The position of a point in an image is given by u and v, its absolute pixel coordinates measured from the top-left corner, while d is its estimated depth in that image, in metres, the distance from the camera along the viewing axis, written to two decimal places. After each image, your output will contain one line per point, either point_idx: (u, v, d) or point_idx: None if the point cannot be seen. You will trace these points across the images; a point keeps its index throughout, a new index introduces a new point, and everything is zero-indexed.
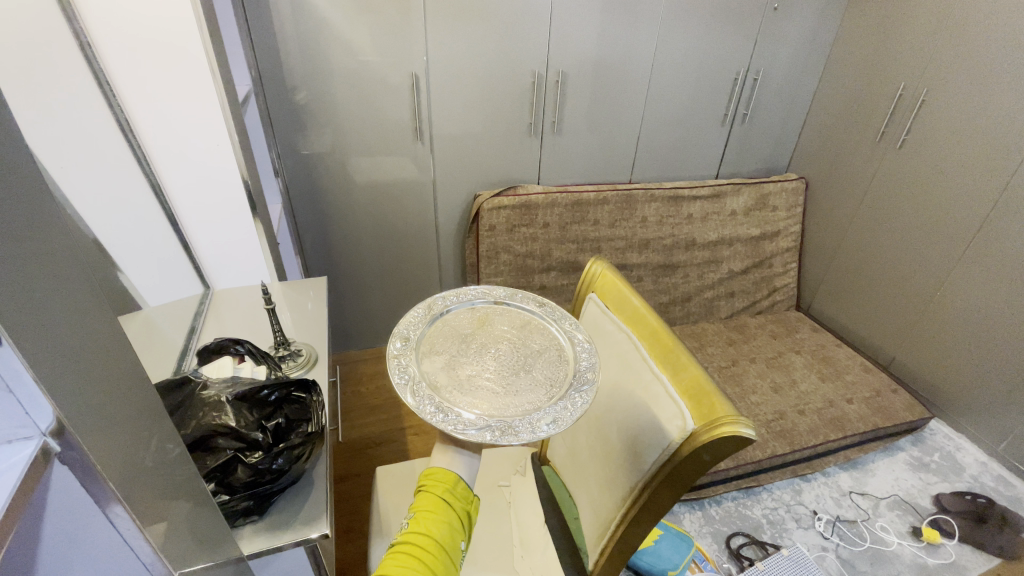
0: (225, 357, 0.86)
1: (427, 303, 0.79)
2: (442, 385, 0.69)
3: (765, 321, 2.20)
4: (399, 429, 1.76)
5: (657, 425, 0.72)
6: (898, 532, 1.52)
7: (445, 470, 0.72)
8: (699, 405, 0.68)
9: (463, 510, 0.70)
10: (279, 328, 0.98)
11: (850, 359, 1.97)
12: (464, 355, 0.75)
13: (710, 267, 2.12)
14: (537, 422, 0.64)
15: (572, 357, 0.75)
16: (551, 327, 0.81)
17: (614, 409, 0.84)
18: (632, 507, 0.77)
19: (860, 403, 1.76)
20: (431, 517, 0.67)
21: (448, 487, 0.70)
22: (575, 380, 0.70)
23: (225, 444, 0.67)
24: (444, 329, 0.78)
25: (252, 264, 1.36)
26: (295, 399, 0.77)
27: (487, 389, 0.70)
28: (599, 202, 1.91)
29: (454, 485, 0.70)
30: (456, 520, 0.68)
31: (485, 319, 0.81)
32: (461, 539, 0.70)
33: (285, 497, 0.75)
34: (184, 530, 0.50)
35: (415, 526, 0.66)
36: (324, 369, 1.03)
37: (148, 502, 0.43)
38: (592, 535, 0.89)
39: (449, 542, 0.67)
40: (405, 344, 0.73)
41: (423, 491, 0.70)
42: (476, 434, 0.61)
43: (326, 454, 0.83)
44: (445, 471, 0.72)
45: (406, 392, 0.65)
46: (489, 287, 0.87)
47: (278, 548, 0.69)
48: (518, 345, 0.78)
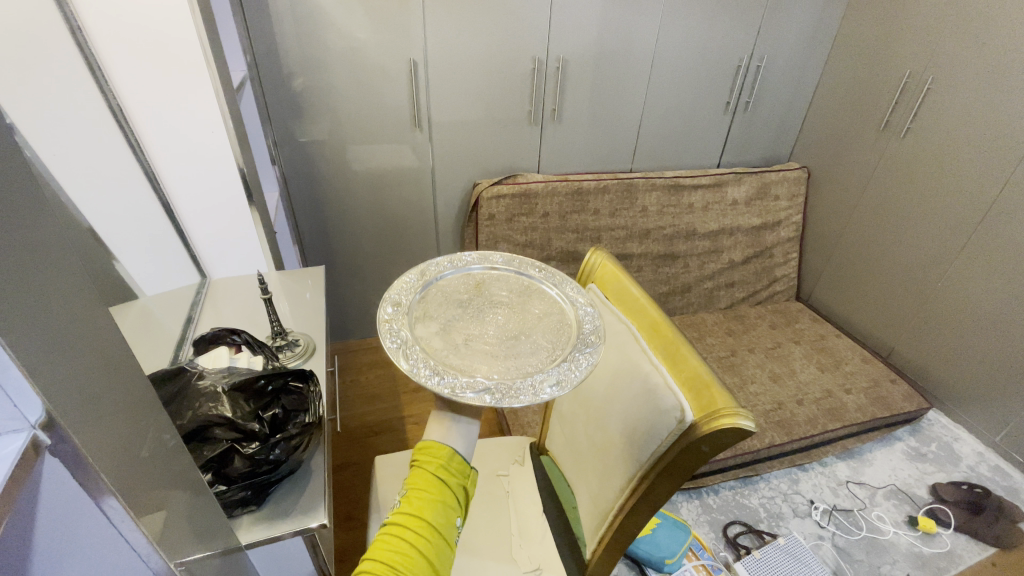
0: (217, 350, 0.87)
1: (418, 270, 0.78)
2: (438, 351, 0.68)
3: (765, 311, 2.20)
4: (398, 418, 1.77)
5: (656, 417, 0.71)
6: (894, 522, 1.53)
7: (440, 444, 0.69)
8: (699, 397, 0.67)
9: (458, 487, 0.68)
10: (275, 317, 0.96)
11: (849, 350, 1.98)
12: (461, 321, 0.75)
13: (711, 257, 2.11)
14: (540, 383, 0.63)
15: (574, 321, 0.74)
16: (552, 292, 0.81)
17: (611, 401, 0.83)
18: (632, 498, 0.77)
19: (858, 393, 1.77)
20: (422, 497, 0.65)
21: (443, 464, 0.68)
22: (578, 342, 0.69)
23: (222, 436, 0.66)
24: (439, 294, 0.78)
25: (248, 254, 1.34)
26: (291, 390, 0.75)
27: (485, 353, 0.69)
28: (600, 190, 1.89)
29: (449, 460, 0.68)
30: (450, 498, 0.67)
31: (481, 283, 0.81)
32: (455, 516, 0.68)
33: (283, 487, 0.75)
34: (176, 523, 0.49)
35: (406, 505, 0.66)
36: (322, 360, 1.02)
37: (136, 496, 0.42)
38: (590, 525, 0.90)
39: (444, 524, 0.66)
40: (396, 310, 0.71)
41: (416, 466, 0.68)
42: (475, 397, 0.60)
43: (322, 445, 0.82)
44: (439, 445, 0.69)
45: (399, 355, 0.64)
46: (485, 253, 0.86)
47: (276, 538, 0.69)
48: (517, 309, 0.77)
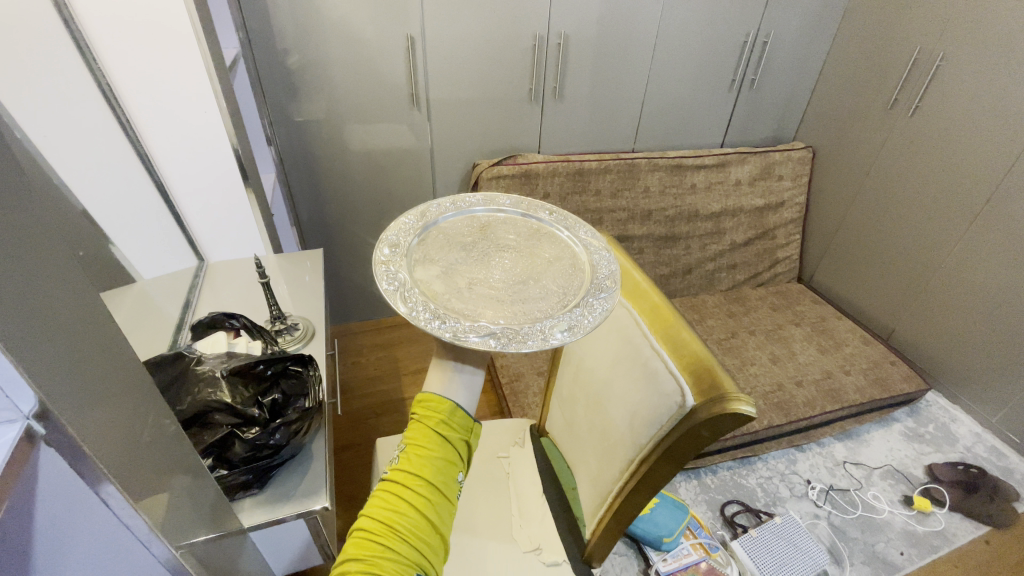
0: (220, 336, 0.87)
1: (418, 212, 0.78)
2: (440, 294, 0.67)
3: (766, 293, 2.19)
4: (400, 400, 1.78)
5: (656, 402, 0.71)
6: (889, 501, 1.55)
7: (440, 397, 0.64)
8: (700, 381, 0.66)
9: (460, 442, 0.64)
10: (274, 301, 0.96)
11: (850, 332, 1.98)
12: (465, 263, 0.74)
13: (713, 239, 2.10)
14: (550, 329, 0.62)
15: (588, 266, 0.74)
16: (563, 235, 0.80)
17: (610, 384, 0.82)
18: (633, 482, 0.77)
19: (857, 374, 1.78)
20: (423, 455, 0.61)
21: (443, 419, 0.63)
22: (592, 287, 0.68)
23: (222, 421, 0.65)
24: (441, 237, 0.77)
25: (245, 237, 1.33)
26: (289, 374, 0.75)
27: (489, 296, 0.69)
28: (601, 171, 1.86)
29: (450, 415, 0.63)
30: (451, 453, 0.63)
31: (487, 226, 0.80)
32: (457, 471, 0.65)
33: (283, 470, 0.75)
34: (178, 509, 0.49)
35: (405, 463, 0.61)
36: (321, 344, 1.02)
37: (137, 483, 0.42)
38: (590, 505, 0.91)
39: (445, 481, 0.62)
40: (393, 251, 0.71)
41: (415, 420, 0.63)
42: (480, 341, 0.59)
43: (323, 428, 0.82)
44: (439, 398, 0.64)
45: (396, 297, 0.63)
46: (491, 195, 0.85)
47: (278, 520, 0.70)
48: (526, 253, 0.77)
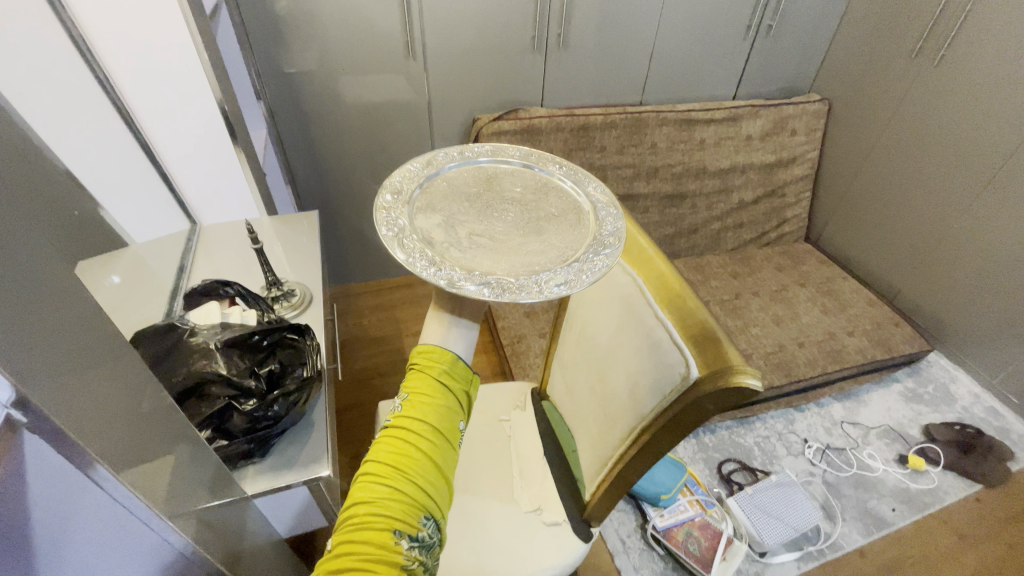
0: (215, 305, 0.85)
1: (426, 158, 0.75)
2: (438, 243, 0.65)
3: (772, 252, 2.15)
4: (402, 360, 1.79)
5: (661, 373, 0.69)
6: (884, 460, 1.57)
7: (438, 347, 0.62)
8: (705, 353, 0.64)
9: (461, 390, 0.62)
10: (269, 267, 0.93)
11: (855, 292, 1.96)
12: (467, 215, 0.71)
13: (720, 197, 2.04)
14: (547, 282, 0.59)
15: (591, 221, 0.70)
16: (568, 187, 0.77)
17: (614, 354, 0.81)
18: (633, 450, 0.77)
19: (860, 336, 1.77)
20: (424, 402, 0.59)
21: (444, 366, 0.61)
22: (594, 243, 0.65)
23: (218, 393, 0.64)
24: (445, 186, 0.74)
25: (237, 198, 1.29)
26: (287, 345, 0.74)
27: (488, 250, 0.66)
28: (607, 126, 1.78)
29: (451, 363, 0.61)
30: (453, 402, 0.61)
31: (492, 178, 0.77)
32: (460, 421, 0.62)
33: (285, 439, 0.75)
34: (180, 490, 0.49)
35: (405, 411, 0.59)
36: (319, 310, 1.00)
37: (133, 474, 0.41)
38: (590, 469, 0.92)
39: (448, 429, 0.59)
40: (395, 198, 0.68)
41: (413, 368, 0.61)
42: (476, 290, 0.56)
43: (323, 396, 0.82)
44: (439, 348, 0.62)
45: (395, 244, 0.61)
46: (500, 146, 0.82)
47: (281, 488, 0.71)
48: (529, 208, 0.74)
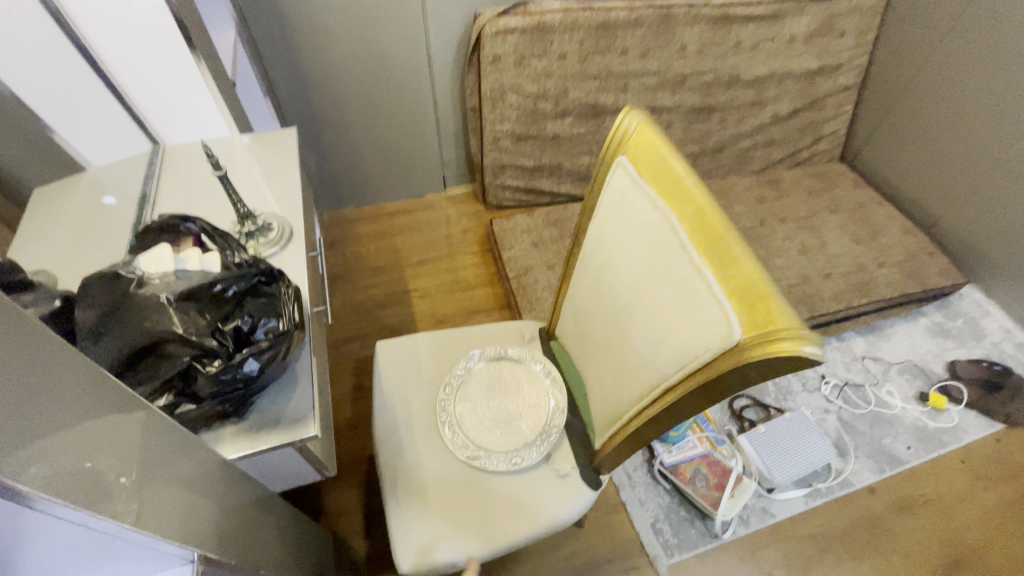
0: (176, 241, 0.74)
1: (465, 363, 0.99)
2: (465, 424, 0.93)
3: (803, 174, 1.97)
4: (404, 290, 1.70)
5: (694, 330, 0.59)
6: (904, 397, 1.52)
7: None
8: (753, 312, 0.53)
9: None
10: (237, 197, 0.81)
11: (889, 219, 1.80)
12: (478, 403, 0.95)
13: (752, 111, 1.82)
14: (515, 460, 0.90)
15: (545, 415, 0.93)
16: (546, 384, 0.97)
17: (635, 302, 0.70)
18: (652, 411, 0.68)
19: (891, 268, 1.65)
20: None
21: None
22: (544, 432, 0.92)
23: (176, 352, 0.56)
24: (473, 378, 0.98)
25: (204, 114, 1.10)
26: (260, 293, 0.64)
27: (485, 430, 0.92)
28: (632, 23, 1.51)
29: None
30: None
31: (501, 373, 0.98)
32: None
33: (265, 395, 0.68)
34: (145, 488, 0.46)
35: None
36: (300, 248, 0.87)
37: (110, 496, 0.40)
38: (601, 420, 0.85)
39: None
40: (447, 392, 0.97)
41: None
42: (474, 458, 0.90)
43: (308, 347, 0.73)
44: None
45: (443, 425, 0.93)
46: (519, 349, 1.01)
47: (263, 450, 0.64)
48: (512, 393, 0.96)
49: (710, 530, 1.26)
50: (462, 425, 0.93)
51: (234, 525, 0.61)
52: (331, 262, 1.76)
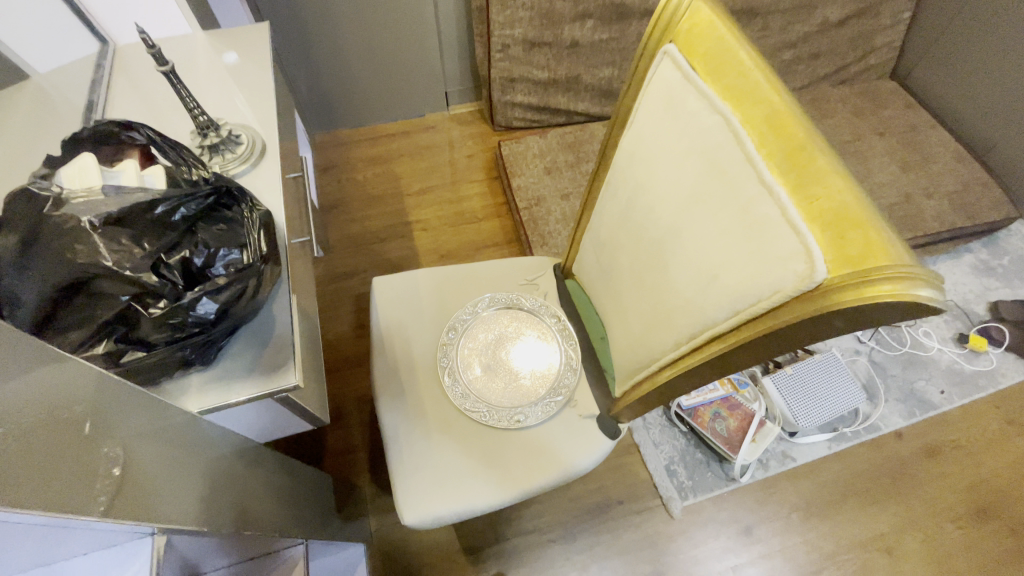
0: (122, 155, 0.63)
1: (475, 306, 0.90)
2: (469, 373, 0.85)
3: (849, 92, 1.74)
4: (404, 222, 1.57)
5: (758, 267, 0.47)
6: (940, 339, 1.42)
7: None
8: (842, 244, 0.41)
9: None
10: (190, 101, 0.70)
11: (942, 145, 1.60)
12: (484, 352, 0.87)
13: (799, 15, 1.57)
14: (519, 417, 0.82)
15: (552, 374, 0.85)
16: (557, 340, 0.88)
17: (678, 233, 0.57)
18: (691, 360, 0.58)
19: (941, 199, 1.48)
20: None
21: None
22: (551, 391, 0.84)
23: (109, 292, 0.47)
24: (481, 325, 0.89)
25: (157, 6, 0.92)
26: (216, 220, 0.55)
27: (490, 381, 0.85)
28: None
29: None
30: None
31: (511, 322, 0.90)
32: None
33: (234, 342, 0.61)
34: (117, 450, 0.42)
35: None
36: (274, 164, 0.77)
37: (83, 464, 0.38)
38: (624, 367, 0.75)
39: None
40: (452, 335, 0.88)
41: None
42: (475, 409, 0.82)
43: (282, 291, 0.66)
44: None
45: (444, 372, 0.85)
46: (534, 299, 0.92)
47: (233, 404, 0.58)
48: (521, 344, 0.88)
49: (727, 474, 1.21)
50: (465, 374, 0.85)
51: (210, 483, 0.54)
52: (325, 191, 1.62)
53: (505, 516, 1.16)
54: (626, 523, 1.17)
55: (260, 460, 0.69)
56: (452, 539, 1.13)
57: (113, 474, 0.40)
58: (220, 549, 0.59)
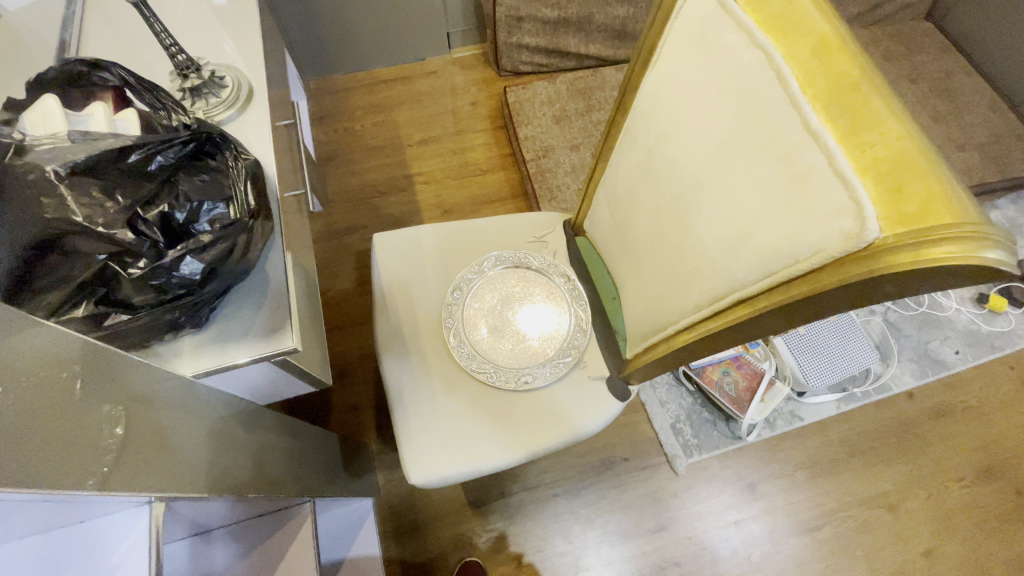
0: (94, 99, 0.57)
1: (481, 265, 0.86)
2: (474, 334, 0.83)
3: (881, 34, 1.61)
4: (405, 176, 1.51)
5: (798, 223, 0.42)
6: (959, 298, 1.38)
7: None
8: (897, 197, 0.36)
9: None
10: (166, 37, 0.63)
11: (976, 92, 1.50)
12: (490, 313, 0.84)
13: None
14: (527, 378, 0.80)
15: (560, 335, 0.82)
16: (566, 301, 0.85)
17: (705, 186, 0.52)
18: (713, 324, 0.55)
19: (972, 152, 1.40)
20: None
21: None
22: (560, 352, 0.81)
23: (85, 250, 0.46)
24: (488, 284, 0.85)
25: None
26: (198, 171, 0.53)
27: (496, 342, 0.82)
28: None
29: None
30: None
31: (518, 282, 0.86)
32: None
33: (225, 304, 0.60)
34: (119, 410, 0.42)
35: None
36: (262, 111, 0.72)
37: (85, 427, 0.38)
38: (637, 329, 0.72)
39: None
40: (458, 295, 0.85)
41: None
42: (482, 371, 0.80)
43: (274, 249, 0.64)
44: None
45: (449, 332, 0.83)
46: (543, 259, 0.87)
47: (229, 366, 0.57)
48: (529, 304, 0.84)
49: (734, 432, 1.21)
50: (471, 334, 0.82)
51: (212, 447, 0.53)
52: (321, 141, 1.54)
53: (511, 472, 1.17)
54: (631, 479, 1.18)
55: (261, 422, 0.67)
56: (459, 494, 1.15)
57: (115, 434, 0.40)
58: (228, 509, 0.60)
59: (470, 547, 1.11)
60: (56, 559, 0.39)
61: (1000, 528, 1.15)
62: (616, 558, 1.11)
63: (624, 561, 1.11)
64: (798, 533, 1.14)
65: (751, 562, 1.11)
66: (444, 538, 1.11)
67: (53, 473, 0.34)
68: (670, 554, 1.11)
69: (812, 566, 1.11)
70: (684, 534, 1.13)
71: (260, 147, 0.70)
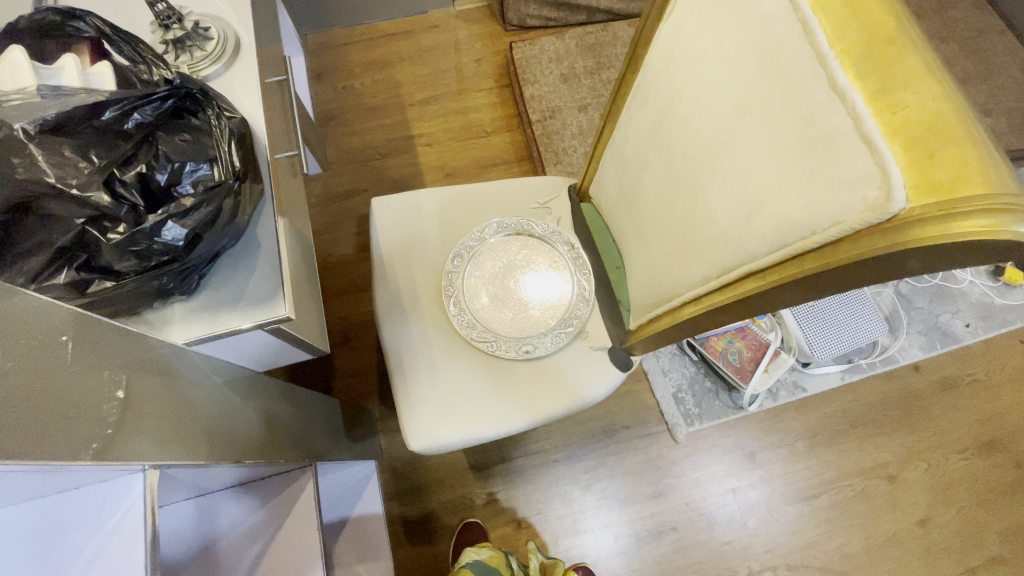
0: (70, 52, 0.54)
1: (482, 232, 0.83)
2: (475, 303, 0.81)
3: None
4: (407, 137, 1.46)
5: (818, 192, 0.39)
6: (974, 271, 1.34)
7: None
8: (928, 167, 0.33)
9: None
10: None
11: (1010, 52, 1.41)
12: (492, 281, 0.82)
13: None
14: (529, 348, 0.79)
15: (563, 305, 0.81)
16: (569, 270, 0.82)
17: (719, 151, 0.49)
18: (721, 296, 0.53)
19: (1001, 117, 1.33)
20: None
21: None
22: (562, 321, 0.80)
23: (61, 212, 0.45)
24: (489, 251, 0.83)
25: None
26: (178, 129, 0.51)
27: (497, 311, 0.80)
28: None
29: None
30: None
31: (520, 250, 0.83)
32: None
33: (216, 271, 0.58)
34: (122, 375, 0.42)
35: None
36: (250, 66, 0.69)
37: (88, 387, 0.38)
38: (642, 299, 0.70)
39: None
40: (458, 262, 0.82)
41: None
42: (482, 340, 0.79)
43: (268, 214, 0.62)
44: None
45: (450, 300, 0.81)
46: (546, 227, 0.84)
47: (222, 334, 0.56)
48: (531, 273, 0.82)
49: (735, 403, 1.21)
50: (471, 303, 0.81)
51: (210, 413, 0.53)
52: (320, 99, 1.49)
53: (512, 438, 1.18)
54: (631, 446, 1.18)
55: (258, 389, 0.67)
56: (460, 458, 1.16)
57: (115, 398, 0.40)
58: (229, 475, 0.61)
59: (471, 509, 1.13)
60: (61, 522, 0.39)
61: (998, 500, 1.16)
62: (614, 522, 1.13)
63: (622, 525, 1.13)
64: (795, 502, 1.15)
65: (747, 528, 1.13)
66: (445, 500, 1.14)
67: (51, 438, 0.34)
68: (667, 518, 1.14)
69: (807, 533, 1.13)
70: (681, 500, 1.15)
71: (248, 105, 0.67)
